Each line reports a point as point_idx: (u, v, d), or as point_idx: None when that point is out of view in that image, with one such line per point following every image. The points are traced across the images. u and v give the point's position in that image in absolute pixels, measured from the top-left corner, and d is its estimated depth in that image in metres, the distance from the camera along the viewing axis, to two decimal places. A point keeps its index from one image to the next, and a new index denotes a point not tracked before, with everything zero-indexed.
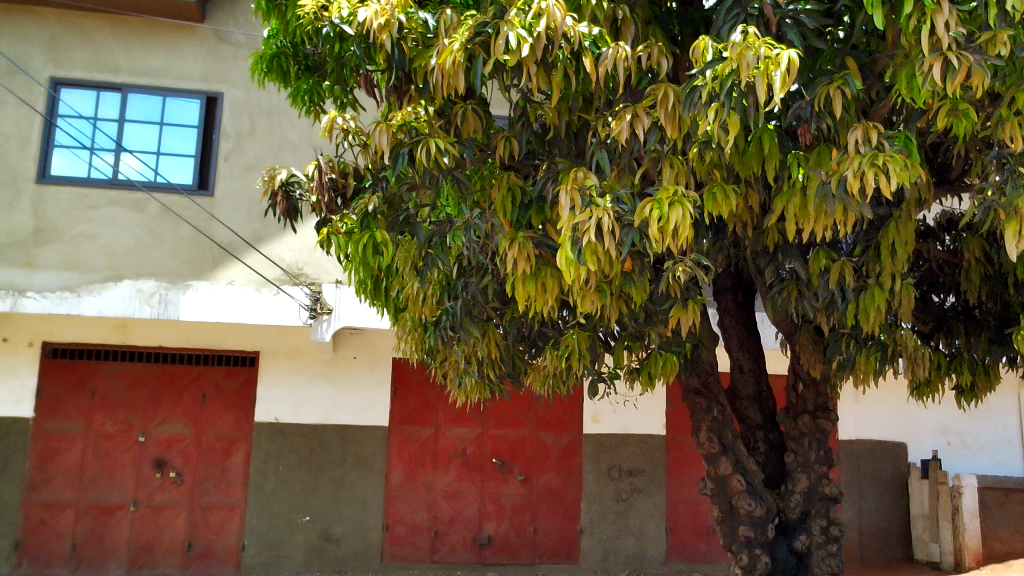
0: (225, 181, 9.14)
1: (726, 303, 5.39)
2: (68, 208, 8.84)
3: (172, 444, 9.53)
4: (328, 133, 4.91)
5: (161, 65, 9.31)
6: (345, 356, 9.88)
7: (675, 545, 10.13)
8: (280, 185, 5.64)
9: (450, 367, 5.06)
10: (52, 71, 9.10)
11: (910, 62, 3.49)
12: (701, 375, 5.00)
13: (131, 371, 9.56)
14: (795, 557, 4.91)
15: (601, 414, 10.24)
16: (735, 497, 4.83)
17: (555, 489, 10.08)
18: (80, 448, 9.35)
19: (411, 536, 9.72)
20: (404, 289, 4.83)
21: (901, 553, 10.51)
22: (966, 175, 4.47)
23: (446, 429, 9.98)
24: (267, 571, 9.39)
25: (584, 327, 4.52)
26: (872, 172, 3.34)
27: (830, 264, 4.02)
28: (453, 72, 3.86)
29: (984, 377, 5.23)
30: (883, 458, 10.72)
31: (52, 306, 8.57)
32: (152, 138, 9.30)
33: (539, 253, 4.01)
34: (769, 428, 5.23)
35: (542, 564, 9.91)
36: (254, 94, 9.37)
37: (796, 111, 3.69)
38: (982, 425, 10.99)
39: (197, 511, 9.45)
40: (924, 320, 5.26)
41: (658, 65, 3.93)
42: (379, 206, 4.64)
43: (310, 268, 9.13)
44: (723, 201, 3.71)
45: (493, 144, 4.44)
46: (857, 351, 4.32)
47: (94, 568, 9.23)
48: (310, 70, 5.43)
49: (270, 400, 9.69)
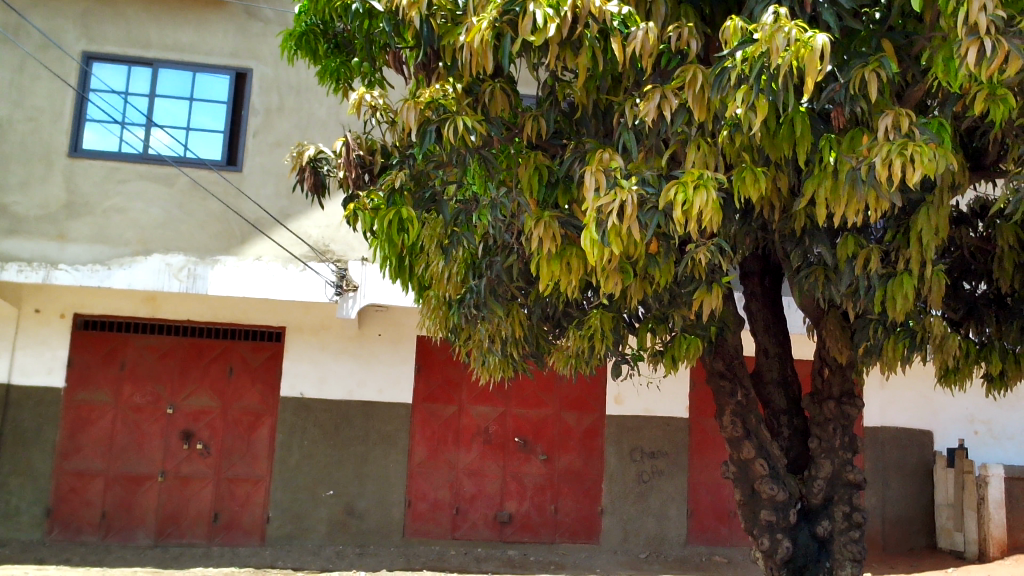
0: (253, 156, 9.19)
1: (752, 286, 5.37)
2: (99, 182, 8.96)
3: (199, 416, 9.67)
4: (356, 110, 4.89)
5: (192, 41, 9.35)
6: (370, 333, 9.96)
7: (697, 528, 10.14)
8: (308, 161, 5.67)
9: (474, 346, 5.07)
10: (84, 46, 9.18)
11: (948, 46, 3.42)
12: (726, 358, 5.00)
13: (160, 344, 9.69)
14: (816, 543, 4.87)
15: (624, 395, 10.22)
16: (758, 481, 4.82)
17: (576, 469, 10.10)
18: (110, 419, 9.52)
19: (433, 512, 9.82)
20: (430, 268, 4.81)
21: (924, 541, 10.44)
22: (1001, 161, 4.41)
23: (469, 407, 10.04)
24: (291, 544, 9.53)
25: (608, 308, 4.51)
26: (900, 161, 3.29)
27: (858, 250, 3.98)
28: (481, 50, 3.82)
29: (1015, 366, 5.10)
30: (908, 446, 10.60)
31: (83, 279, 8.68)
32: (182, 113, 9.33)
33: (565, 233, 4.00)
34: (793, 413, 5.19)
35: (562, 543, 9.97)
36: (282, 71, 9.40)
37: (830, 94, 3.60)
38: (1011, 414, 10.85)
39: (223, 483, 9.60)
40: (954, 307, 5.19)
41: (688, 45, 3.85)
42: (406, 182, 4.72)
43: (336, 245, 9.16)
44: (752, 184, 3.66)
45: (521, 123, 4.43)
46: (885, 337, 4.27)
47: (123, 536, 9.42)
48: (338, 48, 5.42)
49: (295, 374, 9.79)
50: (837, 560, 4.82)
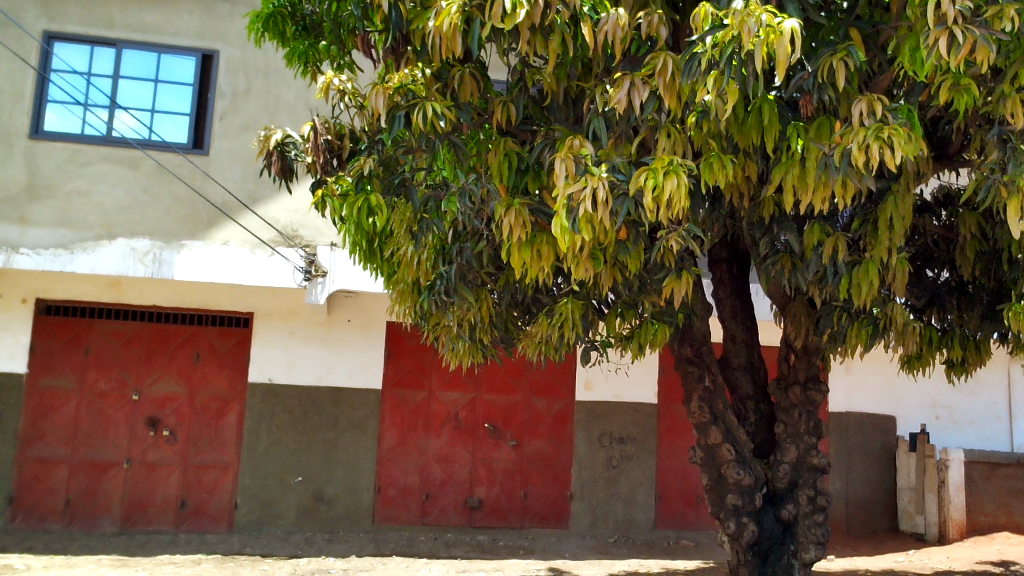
0: (220, 140, 9.07)
1: (721, 273, 5.40)
2: (61, 164, 8.78)
3: (166, 402, 9.56)
4: (324, 93, 4.86)
5: (157, 21, 9.20)
6: (339, 319, 9.88)
7: (664, 512, 10.24)
8: (275, 145, 5.61)
9: (444, 331, 5.07)
10: (44, 25, 8.97)
11: (915, 36, 3.46)
12: (694, 344, 5.06)
13: (125, 330, 9.56)
14: (781, 526, 4.98)
15: (594, 381, 10.25)
16: (725, 466, 4.88)
17: (546, 454, 10.15)
18: (74, 405, 9.39)
19: (403, 498, 9.82)
20: (399, 252, 4.83)
21: (887, 524, 10.64)
22: (965, 151, 4.47)
23: (439, 393, 10.03)
24: (258, 530, 9.48)
25: (578, 295, 4.53)
26: (877, 145, 3.31)
27: (825, 238, 4.01)
28: (451, 36, 3.79)
29: (975, 352, 5.27)
30: (872, 431, 10.76)
31: (45, 263, 8.53)
32: (147, 95, 9.17)
33: (535, 220, 3.99)
34: (760, 398, 5.26)
35: (531, 528, 10.03)
36: (250, 54, 9.28)
37: (799, 82, 3.63)
38: (972, 400, 11.05)
39: (190, 470, 9.51)
40: (919, 294, 5.26)
41: (658, 32, 3.84)
42: (375, 169, 4.65)
43: (305, 230, 9.06)
44: (720, 170, 3.67)
45: (491, 108, 4.40)
46: (850, 324, 4.33)
47: (88, 524, 9.32)
48: (307, 30, 5.36)
49: (263, 360, 9.70)
50: (802, 543, 4.93)
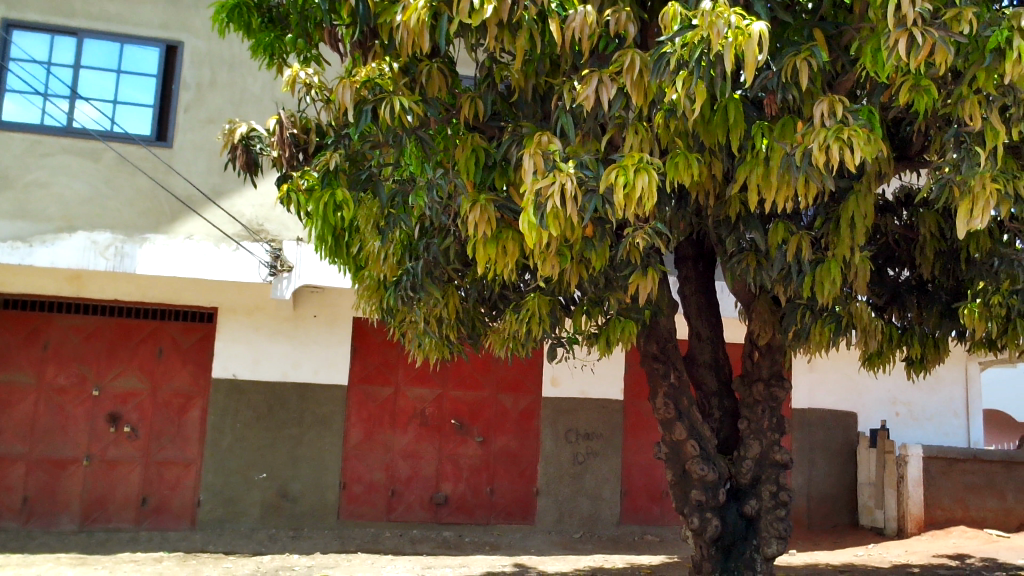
0: (184, 132, 8.96)
1: (687, 271, 5.44)
2: (20, 155, 8.61)
3: (128, 398, 9.42)
4: (291, 87, 4.83)
5: (119, 11, 9.05)
6: (305, 315, 9.80)
7: (630, 508, 10.31)
8: (240, 138, 5.54)
9: (410, 327, 5.05)
10: (3, 13, 8.81)
11: (876, 37, 3.50)
12: (659, 341, 5.11)
13: (85, 324, 9.40)
14: (744, 521, 5.04)
15: (560, 377, 10.30)
16: (689, 461, 4.93)
17: (512, 450, 10.16)
18: (32, 401, 9.22)
19: (368, 494, 9.78)
20: (365, 247, 4.81)
21: (847, 518, 10.81)
22: (925, 152, 4.54)
23: (406, 389, 10.00)
24: (221, 528, 9.38)
25: (545, 291, 4.53)
26: (837, 145, 3.36)
27: (788, 237, 4.07)
28: (418, 30, 3.78)
29: (933, 350, 5.43)
30: (834, 427, 10.93)
31: (3, 256, 8.28)
32: (109, 85, 9.01)
33: (500, 216, 3.98)
34: (724, 395, 5.32)
35: (497, 524, 10.04)
36: (215, 45, 9.17)
37: (763, 82, 3.68)
38: (930, 396, 11.26)
39: (152, 466, 9.38)
40: (880, 293, 5.34)
41: (625, 29, 3.85)
42: (341, 163, 4.60)
43: (270, 225, 9.00)
44: (685, 169, 3.70)
45: (458, 104, 4.38)
46: (813, 321, 4.38)
47: (46, 522, 9.15)
48: (273, 22, 5.31)
49: (228, 355, 9.60)
50: (764, 537, 5.00)
